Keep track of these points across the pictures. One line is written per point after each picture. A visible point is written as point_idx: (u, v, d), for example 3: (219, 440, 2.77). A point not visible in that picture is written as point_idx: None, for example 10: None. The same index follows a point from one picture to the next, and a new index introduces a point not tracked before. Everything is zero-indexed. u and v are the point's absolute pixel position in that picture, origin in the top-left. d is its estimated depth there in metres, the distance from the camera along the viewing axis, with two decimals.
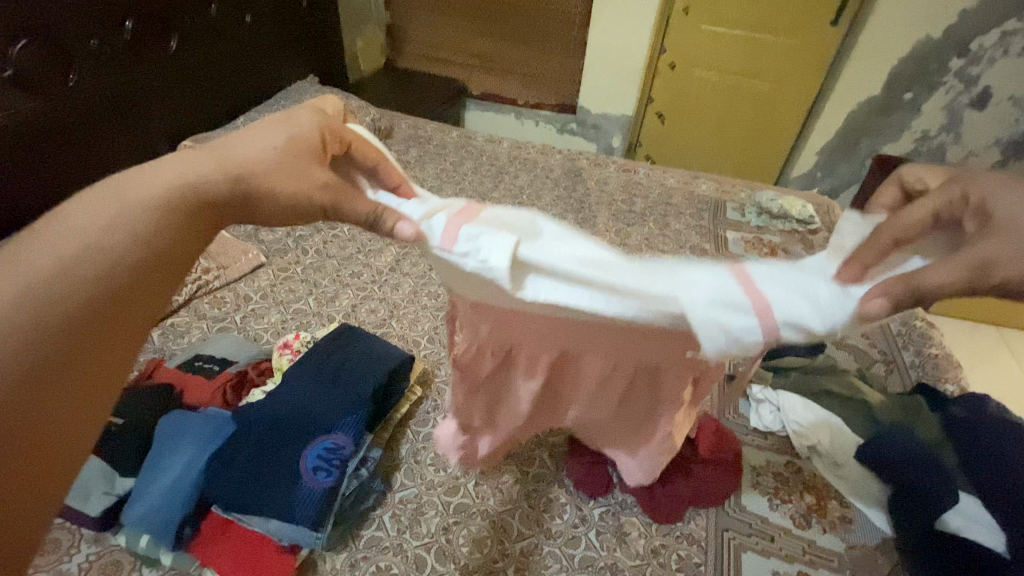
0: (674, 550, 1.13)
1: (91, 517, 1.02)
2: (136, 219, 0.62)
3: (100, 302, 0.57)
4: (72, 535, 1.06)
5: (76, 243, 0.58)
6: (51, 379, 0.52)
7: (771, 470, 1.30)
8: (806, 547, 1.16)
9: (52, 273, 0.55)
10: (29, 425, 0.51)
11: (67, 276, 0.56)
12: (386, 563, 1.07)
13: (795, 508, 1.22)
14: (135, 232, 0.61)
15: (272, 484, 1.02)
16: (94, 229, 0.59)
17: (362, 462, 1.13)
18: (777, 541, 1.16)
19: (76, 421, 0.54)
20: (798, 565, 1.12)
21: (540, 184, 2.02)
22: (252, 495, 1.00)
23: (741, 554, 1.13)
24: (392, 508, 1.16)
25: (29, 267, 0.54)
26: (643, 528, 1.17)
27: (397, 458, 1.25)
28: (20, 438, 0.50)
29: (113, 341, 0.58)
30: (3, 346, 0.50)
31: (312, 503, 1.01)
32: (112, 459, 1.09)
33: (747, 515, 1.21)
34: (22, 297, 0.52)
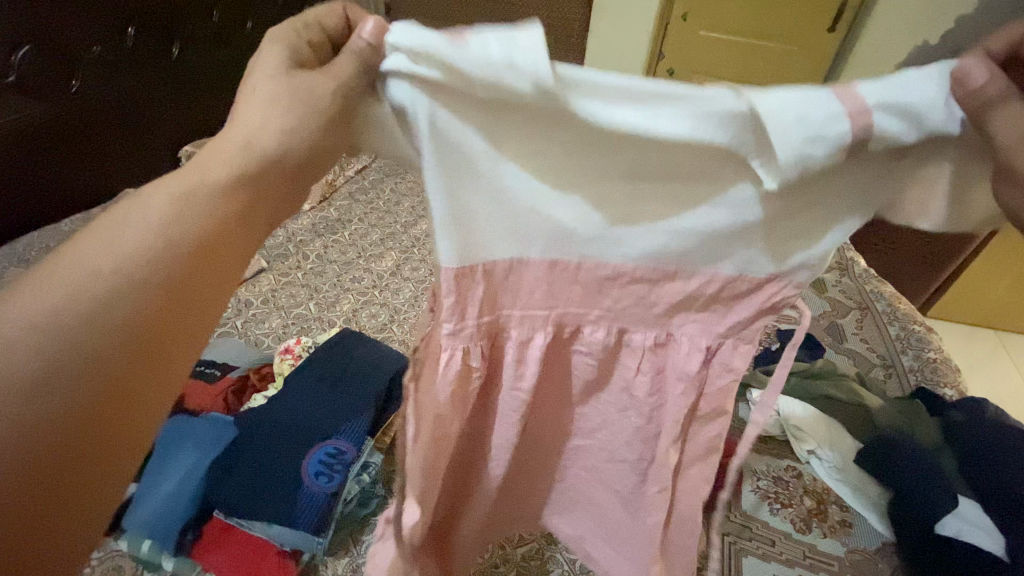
0: None
1: None
2: (237, 180, 0.53)
3: (186, 272, 0.50)
4: None
5: (175, 201, 0.51)
6: (140, 356, 0.47)
7: (771, 474, 1.30)
8: (806, 551, 1.16)
9: (152, 236, 0.49)
10: (107, 405, 0.45)
11: (162, 244, 0.49)
12: None
13: (795, 513, 1.23)
14: (194, 231, 0.51)
15: (275, 489, 1.02)
16: (193, 193, 0.52)
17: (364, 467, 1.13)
18: (777, 545, 1.17)
19: (154, 406, 0.48)
20: (799, 570, 1.13)
21: None
22: (254, 501, 1.01)
23: (740, 559, 1.14)
24: None
25: (134, 227, 0.49)
26: None
27: None
28: (91, 419, 0.44)
29: (196, 317, 0.50)
30: (91, 309, 0.45)
31: (314, 508, 1.01)
32: None
33: (746, 519, 1.21)
34: (120, 262, 0.47)
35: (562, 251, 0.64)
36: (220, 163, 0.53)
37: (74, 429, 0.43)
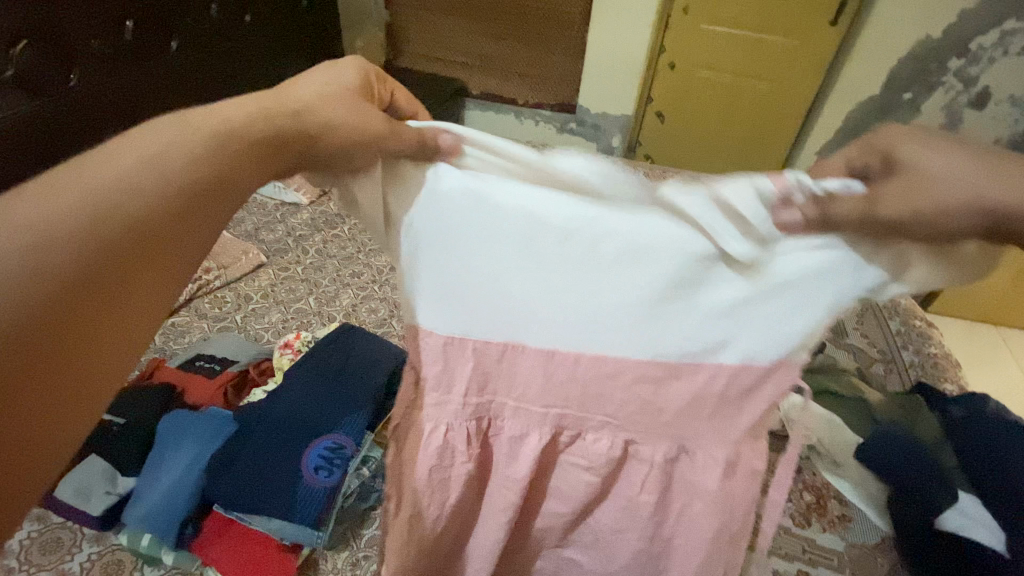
0: None
1: (94, 516, 1.02)
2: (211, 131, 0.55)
3: (172, 205, 0.52)
4: (73, 534, 1.04)
5: (157, 143, 0.53)
6: (126, 278, 0.48)
7: None
8: (804, 545, 1.17)
9: (135, 169, 0.50)
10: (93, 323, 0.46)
11: (150, 176, 0.51)
12: None
13: (795, 507, 1.23)
14: (194, 170, 0.53)
15: (274, 483, 1.02)
16: (170, 136, 0.53)
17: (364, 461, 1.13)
18: (776, 540, 1.17)
19: (136, 330, 0.50)
20: (798, 564, 1.13)
21: None
22: (254, 495, 1.01)
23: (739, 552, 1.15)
24: None
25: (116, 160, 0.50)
26: None
27: None
28: (78, 335, 0.45)
29: (181, 248, 0.53)
30: (76, 231, 0.46)
31: (313, 503, 1.01)
32: (117, 460, 1.10)
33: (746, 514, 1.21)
34: (110, 187, 0.49)
35: (560, 305, 0.69)
36: (210, 116, 0.57)
37: (55, 329, 0.44)
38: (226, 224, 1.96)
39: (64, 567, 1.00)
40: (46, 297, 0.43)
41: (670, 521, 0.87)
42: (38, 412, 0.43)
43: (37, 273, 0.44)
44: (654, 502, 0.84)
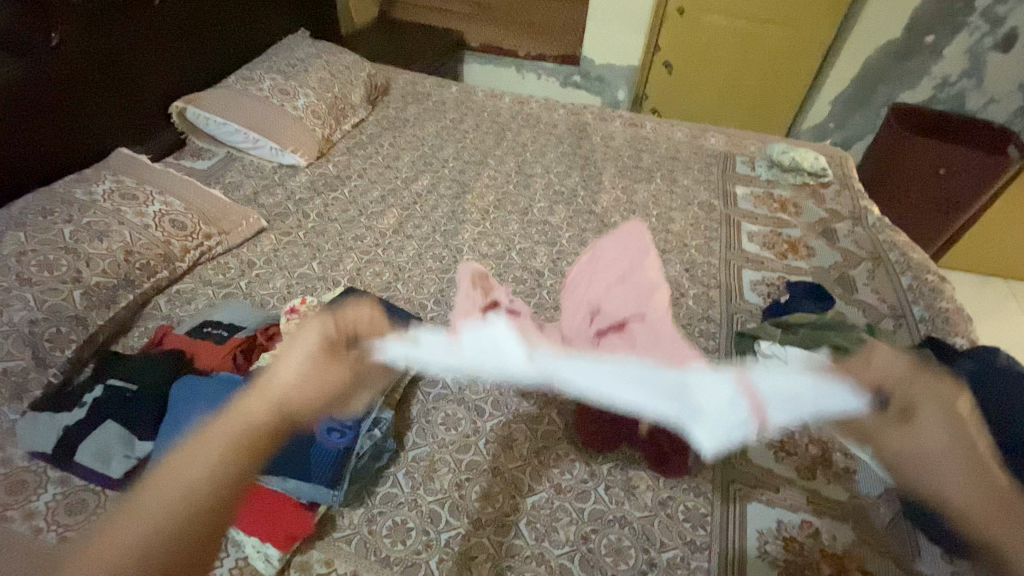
0: (682, 501, 1.16)
1: (114, 478, 1.07)
2: (200, 475, 0.77)
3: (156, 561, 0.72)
4: (97, 497, 1.10)
5: (179, 488, 0.75)
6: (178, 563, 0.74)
7: (777, 424, 1.32)
8: (809, 496, 1.18)
9: (178, 503, 0.74)
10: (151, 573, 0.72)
11: (186, 499, 0.75)
12: (402, 518, 1.11)
13: (800, 460, 1.24)
14: (212, 500, 0.76)
15: (289, 444, 1.04)
16: (188, 478, 0.77)
17: (376, 424, 1.15)
18: (782, 491, 1.19)
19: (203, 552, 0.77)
20: (802, 514, 1.15)
21: (564, 156, 2.26)
22: (268, 458, 1.02)
23: (745, 505, 1.16)
24: (406, 467, 1.19)
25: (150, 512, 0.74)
26: (651, 482, 1.19)
27: (409, 418, 1.28)
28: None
29: (216, 537, 0.78)
30: (140, 536, 0.72)
31: (329, 463, 1.03)
32: (132, 426, 1.13)
33: (751, 467, 1.22)
34: (179, 493, 0.75)
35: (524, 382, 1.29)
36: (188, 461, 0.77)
37: None
38: (224, 189, 1.93)
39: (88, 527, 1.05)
40: None
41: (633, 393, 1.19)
42: None
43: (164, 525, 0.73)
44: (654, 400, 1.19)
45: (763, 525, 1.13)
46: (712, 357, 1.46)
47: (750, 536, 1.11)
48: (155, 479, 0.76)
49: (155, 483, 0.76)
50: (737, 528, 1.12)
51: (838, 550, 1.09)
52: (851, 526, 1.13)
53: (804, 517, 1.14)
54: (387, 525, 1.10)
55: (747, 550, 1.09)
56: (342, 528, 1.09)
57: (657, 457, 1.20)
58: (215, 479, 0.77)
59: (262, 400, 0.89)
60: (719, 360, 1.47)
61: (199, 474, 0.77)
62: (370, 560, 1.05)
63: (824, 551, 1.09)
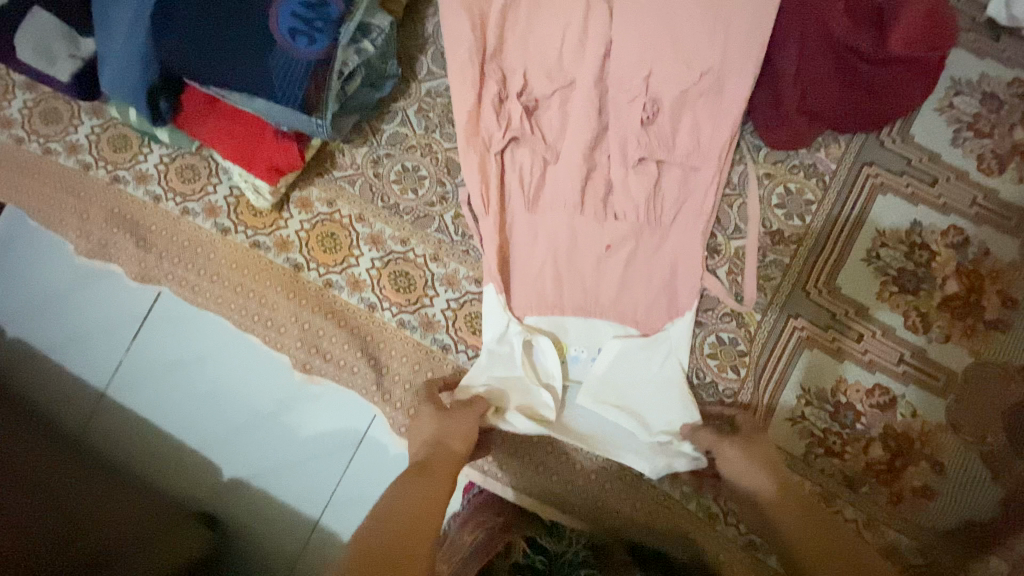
0: (781, 183, 0.84)
1: (64, 84, 0.86)
2: (253, 299, 0.87)
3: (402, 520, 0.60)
4: (71, 107, 0.94)
5: (252, 312, 0.87)
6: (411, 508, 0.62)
7: (983, 89, 0.83)
8: (978, 197, 0.81)
9: (241, 312, 0.88)
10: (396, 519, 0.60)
11: (244, 301, 0.88)
12: (413, 164, 0.90)
13: (992, 147, 0.82)
14: (411, 503, 0.63)
15: (240, 49, 0.73)
16: (396, 490, 0.66)
17: (364, 33, 0.79)
18: (938, 187, 0.82)
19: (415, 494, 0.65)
20: (953, 219, 0.81)
21: None
22: (216, 65, 0.74)
23: (873, 197, 0.82)
24: (418, 102, 0.91)
25: (223, 304, 0.88)
26: (749, 154, 0.84)
27: (423, 35, 0.92)
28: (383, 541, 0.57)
29: (273, 336, 0.87)
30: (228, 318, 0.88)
31: (297, 78, 0.74)
32: (65, 15, 0.83)
33: (907, 147, 0.83)
34: (226, 296, 0.88)
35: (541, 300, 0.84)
36: (271, 305, 0.87)
37: (389, 523, 0.60)
38: None
39: (72, 139, 0.93)
40: (367, 544, 0.57)
41: (667, 197, 0.83)
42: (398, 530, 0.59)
43: (231, 294, 0.88)
44: (682, 188, 0.82)
45: (889, 225, 0.81)
46: None
47: (864, 234, 0.82)
48: (228, 295, 0.88)
49: (206, 287, 0.88)
50: (847, 225, 0.82)
51: (981, 269, 0.80)
52: (1019, 243, 0.80)
53: (955, 224, 0.81)
54: (396, 171, 0.90)
55: (851, 252, 0.82)
56: (342, 167, 0.90)
57: (771, 118, 0.79)
58: (271, 309, 0.87)
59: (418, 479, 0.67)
60: None
61: (263, 305, 0.87)
62: (378, 207, 0.89)
63: (960, 268, 0.80)
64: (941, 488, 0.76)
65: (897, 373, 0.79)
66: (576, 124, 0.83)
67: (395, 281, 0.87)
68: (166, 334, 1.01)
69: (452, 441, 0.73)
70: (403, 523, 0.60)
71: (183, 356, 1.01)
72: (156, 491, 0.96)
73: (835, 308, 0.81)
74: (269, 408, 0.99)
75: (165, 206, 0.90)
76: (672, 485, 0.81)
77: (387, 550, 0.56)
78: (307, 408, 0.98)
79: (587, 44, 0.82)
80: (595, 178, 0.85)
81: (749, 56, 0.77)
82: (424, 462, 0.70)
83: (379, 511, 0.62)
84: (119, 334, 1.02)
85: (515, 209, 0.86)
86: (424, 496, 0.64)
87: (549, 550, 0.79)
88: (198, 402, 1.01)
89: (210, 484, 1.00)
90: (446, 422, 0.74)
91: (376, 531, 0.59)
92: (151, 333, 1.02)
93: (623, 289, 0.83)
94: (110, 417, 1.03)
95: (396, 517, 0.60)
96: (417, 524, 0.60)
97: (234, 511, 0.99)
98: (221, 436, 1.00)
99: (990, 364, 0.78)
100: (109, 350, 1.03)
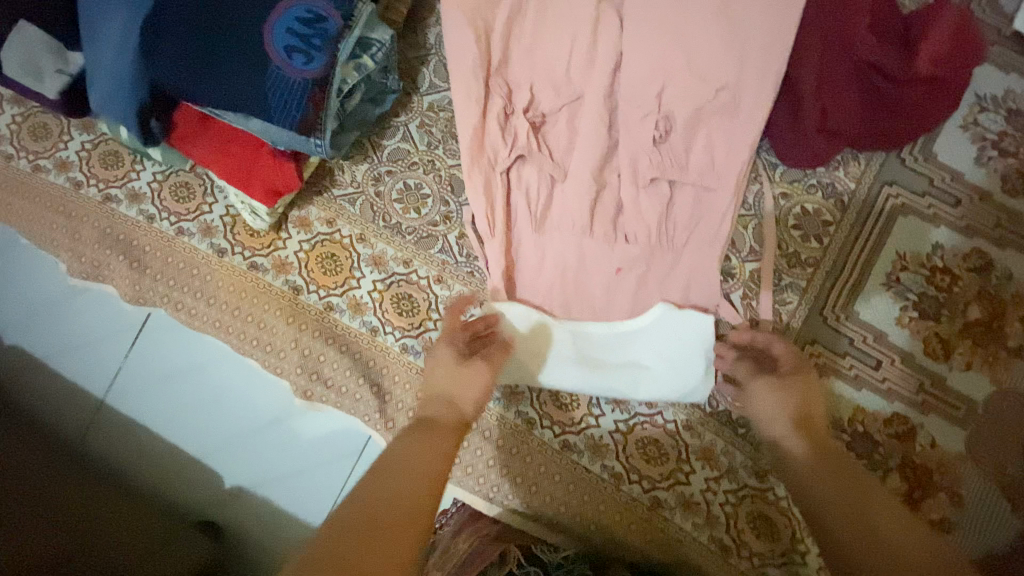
0: (798, 203, 0.81)
1: (52, 101, 0.83)
2: (253, 322, 0.85)
3: (391, 476, 0.54)
4: (60, 122, 0.91)
5: (250, 337, 0.85)
6: (403, 463, 0.56)
7: (1009, 105, 0.80)
8: (1003, 218, 0.78)
9: (239, 336, 0.85)
10: (388, 475, 0.54)
11: (242, 325, 0.85)
12: (416, 182, 0.87)
13: (1018, 166, 0.79)
14: (406, 460, 0.56)
15: (234, 67, 0.70)
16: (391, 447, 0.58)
17: (364, 48, 0.75)
18: (961, 208, 0.79)
19: (412, 450, 0.58)
20: (976, 241, 0.78)
21: None
22: (208, 84, 0.70)
23: (893, 218, 0.79)
24: (420, 117, 0.88)
25: (220, 328, 0.85)
26: (764, 173, 0.81)
27: (424, 46, 0.88)
28: (367, 500, 0.50)
29: (272, 361, 0.85)
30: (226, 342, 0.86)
31: (293, 96, 0.71)
32: (52, 28, 0.80)
33: (930, 167, 0.79)
34: (223, 320, 0.85)
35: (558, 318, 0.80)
36: (270, 328, 0.85)
37: (376, 478, 0.53)
38: None
39: (62, 156, 0.90)
40: (352, 504, 0.50)
41: (679, 219, 0.80)
42: (387, 487, 0.52)
43: (229, 317, 0.85)
44: (695, 210, 0.79)
45: (909, 248, 0.79)
46: None
47: (884, 257, 0.79)
48: (226, 319, 0.85)
49: (201, 310, 0.85)
50: (866, 248, 0.79)
51: (1004, 294, 0.77)
52: None
53: (979, 247, 0.78)
54: (397, 189, 0.87)
55: (870, 275, 0.79)
56: (341, 185, 0.87)
57: (788, 138, 0.76)
58: (270, 332, 0.85)
59: (416, 435, 0.60)
60: None
61: (262, 329, 0.85)
62: (379, 226, 0.86)
63: (982, 293, 0.77)
64: (960, 521, 0.74)
65: (916, 402, 0.77)
66: (584, 143, 0.80)
67: (397, 304, 0.85)
68: (159, 348, 0.99)
69: (453, 403, 0.67)
70: (393, 480, 0.53)
71: (177, 366, 0.99)
72: (152, 503, 0.94)
73: (852, 334, 0.78)
74: (265, 421, 0.97)
75: (160, 226, 0.87)
76: (682, 516, 0.79)
77: (373, 511, 0.49)
78: (303, 420, 0.96)
79: (597, 59, 0.78)
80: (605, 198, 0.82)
81: (767, 71, 0.74)
82: (427, 421, 0.63)
83: (372, 467, 0.56)
84: (113, 347, 1.00)
85: (522, 229, 0.82)
86: (421, 452, 0.57)
87: (543, 560, 0.77)
88: (192, 413, 0.99)
89: (210, 493, 0.98)
90: (451, 379, 0.68)
91: (364, 490, 0.52)
92: (146, 346, 1.00)
93: (634, 313, 0.80)
94: (103, 428, 1.01)
95: (390, 473, 0.54)
96: (409, 481, 0.53)
97: (236, 519, 0.97)
98: (216, 446, 0.98)
99: (1012, 393, 0.76)
100: (103, 366, 1.01)
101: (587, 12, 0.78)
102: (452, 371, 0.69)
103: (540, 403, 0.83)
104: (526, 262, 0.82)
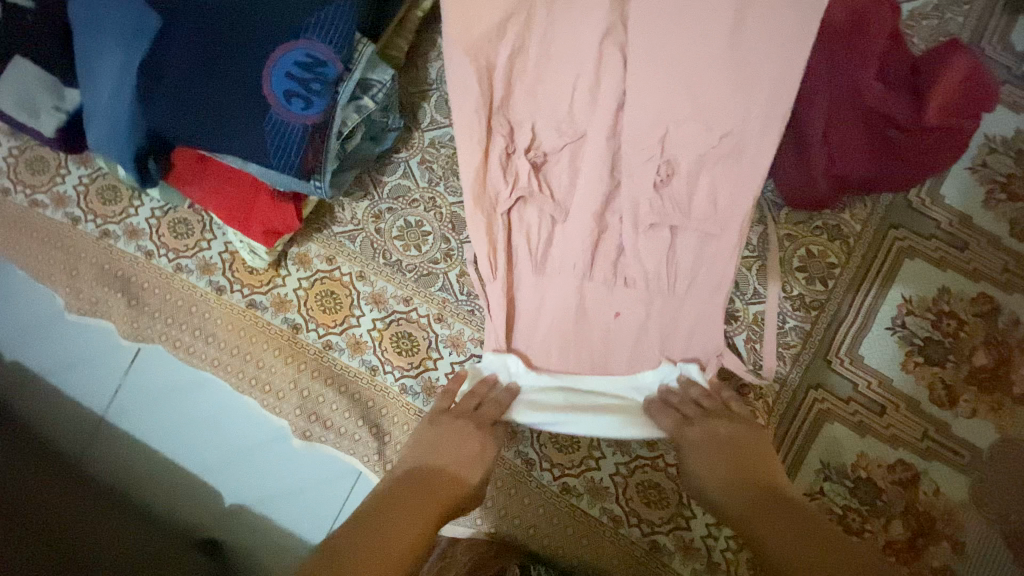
0: (803, 245, 0.80)
1: (50, 137, 0.82)
2: (253, 359, 0.84)
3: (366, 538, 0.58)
4: (58, 155, 0.90)
5: (249, 376, 0.84)
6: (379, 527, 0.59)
7: (1018, 148, 0.78)
8: (1010, 263, 0.77)
9: (238, 374, 0.85)
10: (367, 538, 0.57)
11: (240, 364, 0.85)
12: (416, 219, 0.86)
13: None
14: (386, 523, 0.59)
15: (232, 114, 0.69)
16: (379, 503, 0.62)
17: (365, 89, 0.74)
18: (968, 252, 0.78)
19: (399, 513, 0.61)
20: (983, 286, 0.77)
21: None
22: (207, 131, 0.70)
23: (899, 263, 0.78)
24: (421, 153, 0.87)
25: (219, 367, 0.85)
26: (768, 213, 0.81)
27: (425, 81, 0.87)
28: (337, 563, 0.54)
29: (271, 399, 0.84)
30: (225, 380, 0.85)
31: (293, 145, 0.70)
32: (47, 65, 0.78)
33: (937, 211, 0.78)
34: (221, 358, 0.85)
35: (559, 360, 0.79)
36: (269, 367, 0.84)
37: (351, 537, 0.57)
38: None
39: (59, 190, 0.89)
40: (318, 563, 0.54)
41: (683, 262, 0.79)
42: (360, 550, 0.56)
43: (228, 356, 0.85)
44: None
45: (915, 292, 0.78)
46: (952, 19, 0.81)
47: (889, 302, 0.78)
48: (224, 359, 0.85)
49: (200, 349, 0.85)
50: (871, 293, 0.78)
51: (1011, 340, 0.76)
52: None
53: (985, 292, 0.77)
54: (397, 227, 0.86)
55: (875, 320, 0.78)
56: (342, 223, 0.86)
57: (794, 181, 0.77)
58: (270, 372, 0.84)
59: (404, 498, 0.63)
60: (965, 24, 0.81)
61: (261, 368, 0.84)
62: (380, 263, 0.86)
63: (989, 339, 0.77)
64: (963, 569, 0.74)
65: (920, 449, 0.76)
66: (587, 185, 0.79)
67: (397, 344, 0.84)
68: (138, 402, 0.92)
69: (450, 467, 0.68)
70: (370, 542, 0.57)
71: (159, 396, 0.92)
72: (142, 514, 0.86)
73: (857, 379, 0.78)
74: (249, 446, 0.89)
75: (158, 263, 0.86)
76: (682, 561, 0.79)
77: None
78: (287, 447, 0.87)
79: (601, 101, 0.77)
80: (607, 240, 0.81)
81: (774, 116, 0.71)
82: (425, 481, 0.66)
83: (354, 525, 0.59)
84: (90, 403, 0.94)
85: (523, 270, 0.81)
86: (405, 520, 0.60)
87: None
88: (176, 436, 0.91)
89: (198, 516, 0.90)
90: (449, 443, 0.70)
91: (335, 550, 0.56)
92: (126, 402, 0.93)
93: (636, 356, 0.80)
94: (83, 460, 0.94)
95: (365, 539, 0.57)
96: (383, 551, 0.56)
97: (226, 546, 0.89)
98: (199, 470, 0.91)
99: (1017, 440, 0.75)
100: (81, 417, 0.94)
101: (590, 50, 0.76)
102: (462, 434, 0.71)
103: (540, 445, 0.82)
104: (528, 303, 0.81)
